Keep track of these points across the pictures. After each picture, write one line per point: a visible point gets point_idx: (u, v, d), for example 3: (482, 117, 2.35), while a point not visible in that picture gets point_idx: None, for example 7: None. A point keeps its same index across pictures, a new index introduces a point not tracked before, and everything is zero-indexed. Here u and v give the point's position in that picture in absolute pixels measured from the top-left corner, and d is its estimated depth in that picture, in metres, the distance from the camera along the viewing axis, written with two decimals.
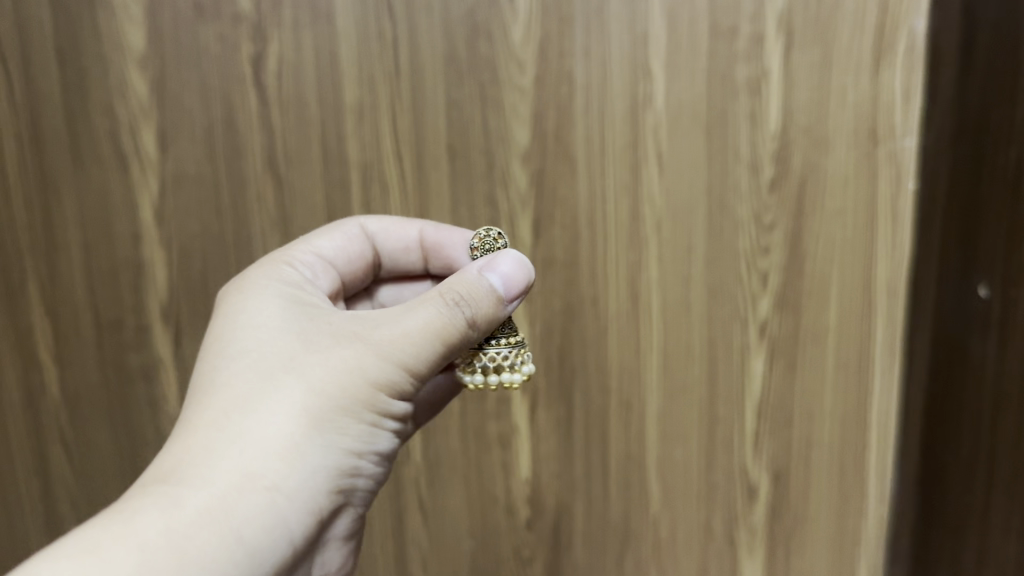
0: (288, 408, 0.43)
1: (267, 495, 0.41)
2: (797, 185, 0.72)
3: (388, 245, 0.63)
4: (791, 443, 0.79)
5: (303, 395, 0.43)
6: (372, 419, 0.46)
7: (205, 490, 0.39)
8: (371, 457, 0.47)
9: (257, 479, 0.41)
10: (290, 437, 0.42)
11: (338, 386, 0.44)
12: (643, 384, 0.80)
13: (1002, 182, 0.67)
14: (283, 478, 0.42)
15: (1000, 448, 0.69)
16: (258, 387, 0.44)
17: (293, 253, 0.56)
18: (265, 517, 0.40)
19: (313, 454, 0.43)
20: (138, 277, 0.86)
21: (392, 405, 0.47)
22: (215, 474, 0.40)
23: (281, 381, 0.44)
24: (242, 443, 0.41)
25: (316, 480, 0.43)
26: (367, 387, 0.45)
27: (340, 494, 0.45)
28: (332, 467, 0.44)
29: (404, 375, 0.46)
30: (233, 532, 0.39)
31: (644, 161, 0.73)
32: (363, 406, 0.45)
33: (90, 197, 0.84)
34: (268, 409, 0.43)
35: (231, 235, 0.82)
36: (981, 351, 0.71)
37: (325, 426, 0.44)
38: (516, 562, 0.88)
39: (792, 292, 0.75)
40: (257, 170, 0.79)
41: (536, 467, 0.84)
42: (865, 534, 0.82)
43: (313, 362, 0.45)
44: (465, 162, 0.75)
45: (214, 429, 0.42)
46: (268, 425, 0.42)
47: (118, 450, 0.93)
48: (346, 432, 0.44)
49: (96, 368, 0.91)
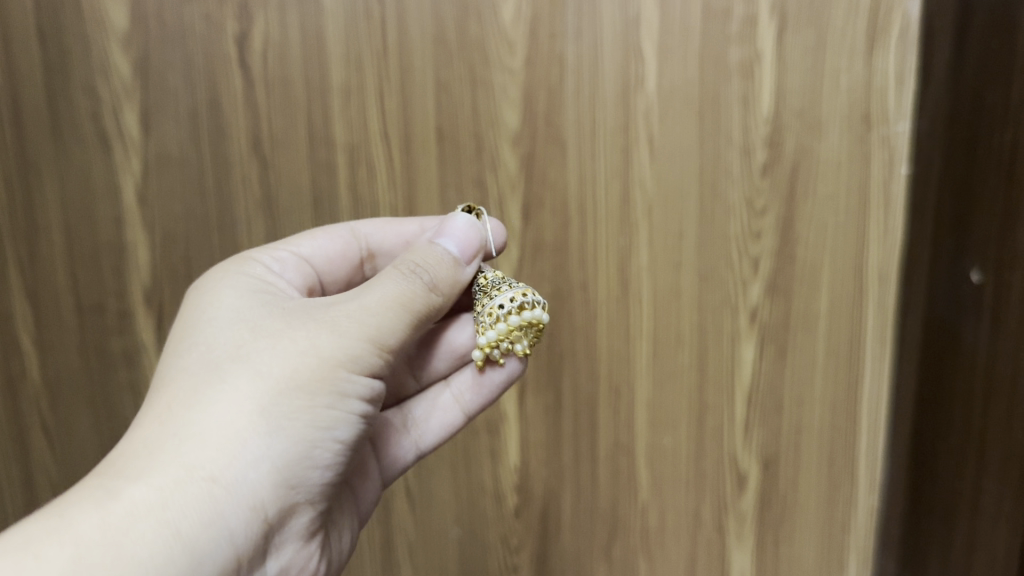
0: (235, 396, 0.43)
1: (208, 486, 0.41)
2: (789, 170, 0.71)
3: (386, 243, 0.63)
4: (781, 431, 0.78)
5: (251, 382, 0.43)
6: (335, 400, 0.45)
7: (143, 484, 0.40)
8: (340, 441, 0.46)
9: (198, 470, 0.41)
10: (236, 426, 0.42)
11: (290, 368, 0.44)
12: (633, 370, 0.79)
13: (997, 161, 0.65)
14: (227, 468, 0.41)
15: (991, 433, 0.68)
16: (209, 378, 0.44)
17: (267, 250, 0.56)
18: (205, 510, 0.40)
19: (263, 443, 0.42)
20: (120, 261, 0.85)
21: (358, 383, 0.45)
22: (156, 468, 0.40)
23: (230, 370, 0.44)
24: (186, 435, 0.41)
25: (267, 467, 0.43)
26: (323, 365, 0.44)
27: (301, 483, 0.45)
28: (287, 457, 0.43)
29: (365, 350, 0.45)
30: (168, 526, 0.39)
31: (636, 144, 0.72)
32: (321, 387, 0.44)
33: (73, 178, 0.84)
34: (216, 397, 0.43)
35: (215, 218, 0.80)
36: (973, 337, 0.70)
37: (276, 412, 0.43)
38: (504, 548, 0.88)
39: (783, 278, 0.74)
40: (242, 152, 0.78)
41: (524, 453, 0.84)
42: (855, 522, 0.80)
43: (264, 348, 0.44)
44: (454, 145, 0.74)
45: (161, 424, 0.42)
46: (213, 416, 0.42)
47: (97, 436, 0.92)
48: (304, 415, 0.44)
49: (77, 353, 0.90)
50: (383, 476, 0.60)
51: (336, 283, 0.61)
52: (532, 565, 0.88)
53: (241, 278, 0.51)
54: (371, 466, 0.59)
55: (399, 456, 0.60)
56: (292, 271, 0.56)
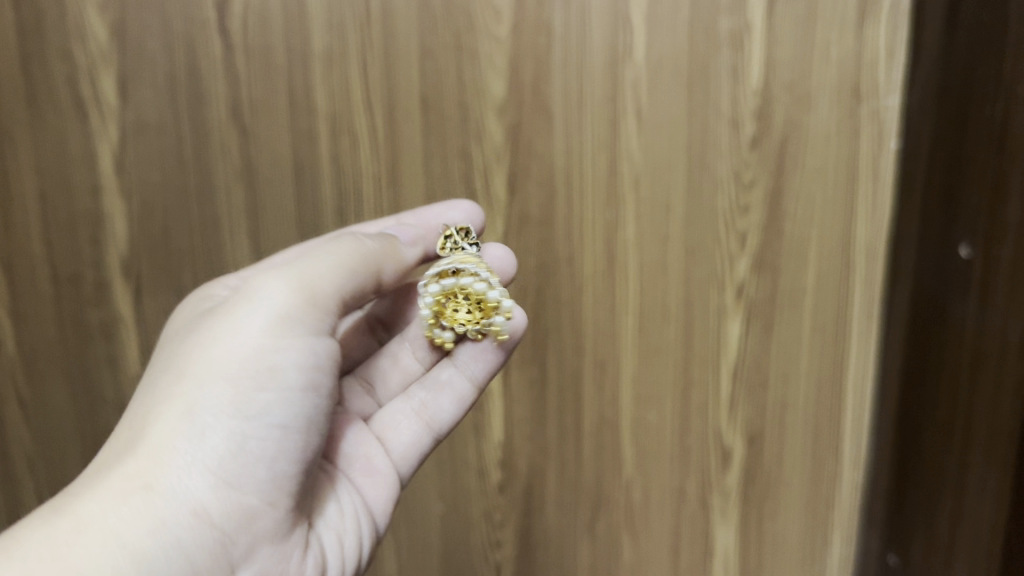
0: (167, 406, 0.45)
1: (145, 493, 0.42)
2: (778, 143, 0.70)
3: None
4: (766, 408, 0.78)
5: (181, 388, 0.45)
6: (268, 381, 0.46)
7: (88, 501, 0.41)
8: (286, 423, 0.46)
9: (135, 479, 0.42)
10: (169, 430, 0.44)
11: (216, 363, 0.46)
12: (619, 345, 0.79)
13: (988, 135, 0.63)
14: (162, 471, 0.43)
15: (977, 411, 0.67)
16: (149, 397, 0.46)
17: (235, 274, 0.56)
18: (145, 515, 0.42)
19: (195, 439, 0.44)
20: (97, 230, 0.83)
21: (289, 360, 0.47)
22: (98, 485, 0.42)
23: (165, 386, 0.46)
24: (124, 451, 0.44)
25: (206, 463, 0.44)
26: (248, 351, 0.46)
27: (252, 475, 0.45)
28: (225, 450, 0.44)
29: (289, 325, 0.47)
30: (112, 536, 0.40)
31: (623, 115, 0.71)
32: (249, 372, 0.46)
33: (48, 144, 0.82)
34: (153, 413, 0.45)
35: (193, 187, 0.79)
36: (961, 308, 0.68)
37: (208, 409, 0.45)
38: (487, 523, 0.87)
39: (770, 253, 0.73)
40: (221, 119, 0.76)
41: (508, 429, 0.83)
42: (840, 498, 0.81)
43: (196, 355, 0.47)
44: (438, 114, 0.73)
45: (107, 449, 0.45)
46: (147, 428, 0.44)
47: (73, 407, 0.91)
48: (235, 404, 0.45)
49: (53, 323, 0.88)
50: (399, 468, 0.59)
51: None
52: (515, 539, 0.87)
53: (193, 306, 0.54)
54: (377, 458, 0.58)
55: (413, 440, 0.60)
56: None
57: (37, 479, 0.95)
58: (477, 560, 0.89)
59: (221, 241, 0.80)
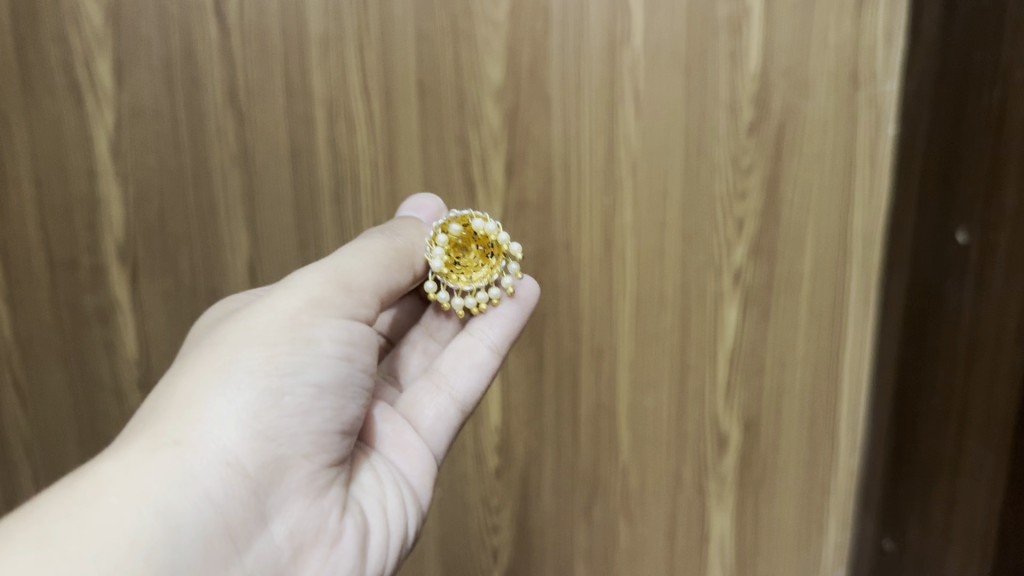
0: (199, 368, 0.45)
1: (173, 450, 0.42)
2: (775, 128, 0.70)
3: None
4: (762, 393, 0.79)
5: (212, 351, 0.45)
6: (302, 344, 0.46)
7: (114, 462, 0.41)
8: (318, 388, 0.46)
9: (162, 437, 0.42)
10: (201, 389, 0.44)
11: (249, 329, 0.46)
12: (616, 331, 0.78)
13: (984, 121, 0.63)
14: (190, 429, 0.43)
15: (972, 398, 0.67)
16: (181, 362, 0.46)
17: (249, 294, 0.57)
18: (172, 471, 0.41)
19: (226, 399, 0.44)
20: (93, 215, 0.83)
21: (324, 327, 0.47)
22: (125, 445, 0.42)
23: (197, 351, 0.46)
24: (153, 413, 0.44)
25: (235, 422, 0.43)
26: (281, 318, 0.46)
27: (281, 436, 0.45)
28: (259, 411, 0.44)
29: (324, 296, 0.48)
30: (137, 491, 0.40)
31: (621, 101, 0.71)
32: (282, 336, 0.46)
33: (41, 128, 0.81)
34: (183, 375, 0.45)
35: (189, 172, 0.78)
36: (957, 294, 0.68)
37: (240, 369, 0.44)
38: (485, 509, 0.87)
39: (767, 239, 0.74)
40: (217, 104, 0.75)
41: (505, 414, 0.83)
42: (835, 483, 0.83)
43: (228, 324, 0.47)
44: (436, 99, 0.72)
45: (138, 414, 0.45)
46: (178, 390, 0.44)
47: (71, 392, 0.91)
48: (267, 367, 0.45)
49: (49, 308, 0.88)
50: (431, 444, 0.58)
51: None
52: (512, 524, 0.87)
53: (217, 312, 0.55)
54: (407, 434, 0.57)
55: (439, 416, 0.59)
56: None
57: (34, 463, 0.95)
58: (475, 546, 0.88)
59: (217, 226, 0.80)
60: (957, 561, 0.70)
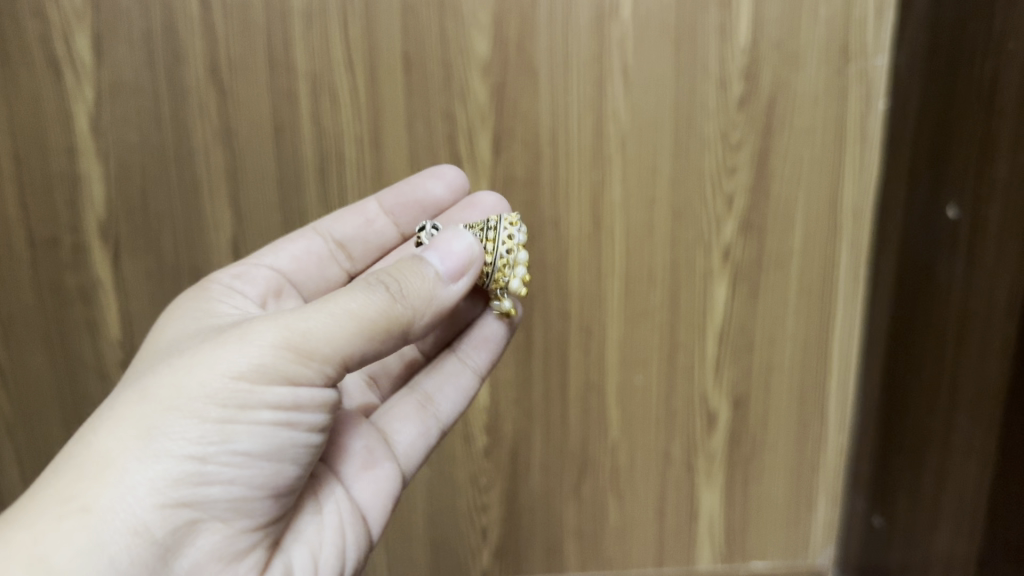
0: (126, 421, 0.40)
1: (79, 517, 0.37)
2: (765, 104, 0.71)
3: (342, 231, 0.64)
4: (751, 368, 0.81)
5: (142, 406, 0.40)
6: (232, 413, 0.40)
7: (24, 523, 0.37)
8: (252, 454, 0.41)
9: (73, 501, 0.38)
10: (120, 449, 0.39)
11: (184, 385, 0.40)
12: (605, 309, 0.78)
13: (977, 94, 0.62)
14: (101, 494, 0.38)
15: (964, 373, 0.66)
16: (114, 405, 0.41)
17: (236, 266, 0.58)
18: (75, 541, 0.37)
19: (142, 466, 0.38)
20: (73, 192, 0.75)
21: (269, 393, 0.40)
22: (38, 500, 0.38)
23: (132, 396, 0.41)
24: (71, 464, 0.39)
25: (150, 492, 0.38)
26: (220, 378, 0.40)
27: (201, 504, 0.40)
28: (176, 480, 0.39)
29: (278, 357, 0.40)
30: (36, 560, 0.36)
31: (610, 75, 0.70)
32: (213, 402, 0.40)
33: (13, 101, 0.72)
34: (109, 422, 0.40)
35: (171, 148, 0.73)
36: (949, 269, 0.68)
37: (164, 433, 0.39)
38: (473, 489, 0.84)
39: (757, 216, 0.75)
40: (198, 77, 0.70)
41: (494, 395, 0.80)
42: (824, 461, 0.86)
43: (168, 371, 0.41)
44: (421, 75, 0.70)
45: (62, 455, 0.40)
46: (99, 441, 0.39)
47: (56, 379, 0.82)
48: (194, 432, 0.39)
49: (27, 289, 0.78)
50: (402, 463, 0.55)
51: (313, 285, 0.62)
52: (502, 503, 0.85)
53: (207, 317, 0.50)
54: (380, 453, 0.53)
55: (421, 433, 0.57)
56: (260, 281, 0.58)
57: (18, 458, 0.86)
58: (465, 528, 0.86)
59: (199, 203, 0.75)
60: (946, 536, 0.70)
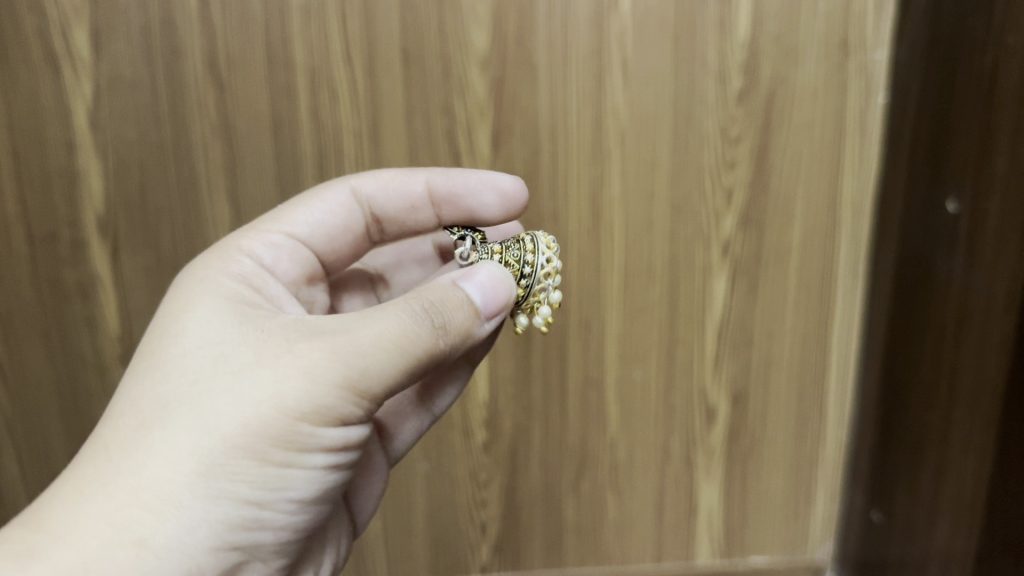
0: (179, 447, 0.37)
1: (135, 553, 0.35)
2: (764, 98, 0.71)
3: (384, 206, 0.59)
4: (750, 363, 0.81)
5: (196, 432, 0.38)
6: (287, 456, 0.39)
7: (66, 548, 0.35)
8: (296, 489, 0.41)
9: (126, 533, 0.36)
10: (178, 484, 0.37)
11: (244, 419, 0.38)
12: (604, 304, 0.78)
13: (976, 89, 0.62)
14: (158, 530, 0.36)
15: (963, 367, 0.67)
16: (157, 420, 0.38)
17: (262, 231, 0.53)
18: None
19: (200, 504, 0.37)
20: (72, 187, 0.75)
21: (324, 434, 0.40)
22: (81, 525, 0.36)
23: (178, 412, 0.38)
24: (117, 487, 0.37)
25: (206, 530, 0.38)
26: (282, 417, 0.38)
27: (245, 539, 0.40)
28: (226, 514, 0.38)
29: (338, 399, 0.39)
30: None
31: (609, 69, 0.70)
32: (273, 443, 0.38)
33: (10, 96, 0.71)
34: (160, 446, 0.37)
35: (169, 143, 0.73)
36: (948, 264, 0.68)
37: (223, 473, 0.38)
38: (472, 484, 0.84)
39: (756, 210, 0.75)
40: (196, 72, 0.70)
41: (493, 390, 0.80)
42: (823, 455, 0.86)
43: (218, 391, 0.39)
44: (420, 69, 0.70)
45: (96, 465, 0.37)
46: (149, 468, 0.37)
47: (55, 375, 0.82)
48: (251, 471, 0.38)
49: (26, 285, 0.78)
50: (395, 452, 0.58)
51: (339, 255, 0.59)
52: (502, 498, 0.85)
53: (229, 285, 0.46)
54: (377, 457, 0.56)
55: (414, 426, 0.59)
56: (288, 257, 0.54)
57: (17, 454, 0.85)
58: (464, 523, 0.86)
59: (199, 198, 0.75)
60: (944, 531, 0.70)
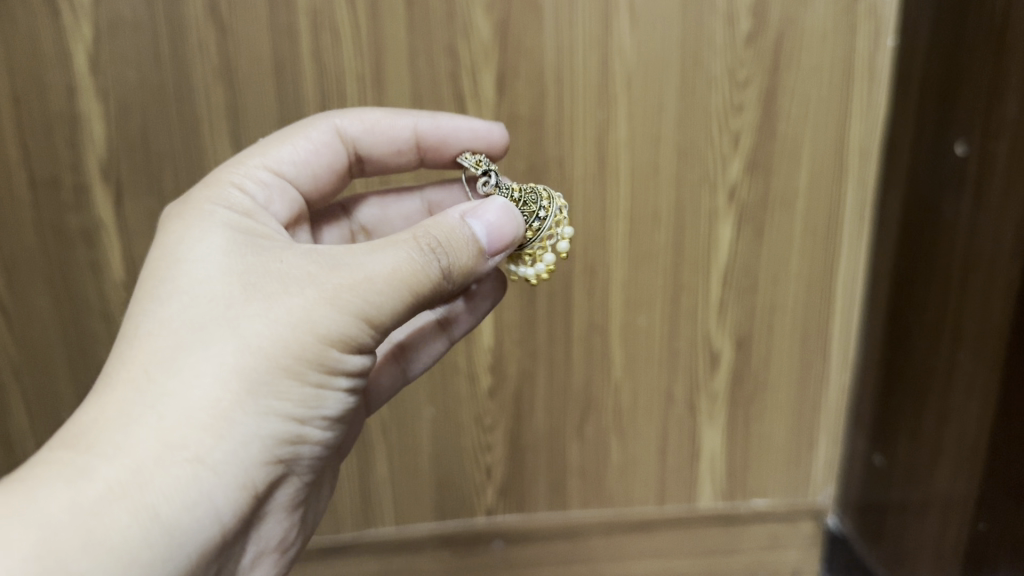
0: (220, 367, 0.39)
1: (190, 468, 0.37)
2: (773, 39, 0.70)
3: (370, 146, 0.60)
4: (754, 308, 0.81)
5: (236, 353, 0.39)
6: (319, 378, 0.42)
7: (126, 464, 0.36)
8: (322, 409, 0.43)
9: (180, 450, 0.37)
10: (225, 404, 0.39)
11: (280, 341, 0.40)
12: (609, 250, 0.77)
13: (986, 28, 0.61)
14: (211, 449, 0.38)
15: (966, 310, 0.67)
16: (192, 340, 0.39)
17: (249, 170, 0.52)
18: (189, 492, 0.37)
19: (246, 422, 0.39)
20: (73, 132, 0.74)
21: (347, 359, 0.42)
22: (133, 441, 0.36)
23: (214, 332, 0.39)
24: (163, 405, 0.38)
25: (250, 448, 0.40)
26: (314, 341, 0.40)
27: (280, 456, 0.42)
28: (267, 432, 0.40)
29: (360, 325, 0.42)
30: (147, 510, 0.36)
31: (616, 11, 0.69)
32: (308, 365, 0.41)
33: (8, 39, 0.70)
34: (203, 368, 0.39)
35: (171, 87, 0.72)
36: (954, 208, 0.67)
37: (265, 394, 0.40)
38: (477, 429, 0.85)
39: (763, 154, 0.74)
40: (197, 14, 0.69)
41: (498, 336, 0.80)
42: (825, 399, 0.87)
43: (250, 314, 0.40)
44: (423, 11, 0.69)
45: (135, 384, 0.38)
46: (193, 388, 0.38)
47: (60, 321, 0.82)
48: (288, 392, 0.40)
49: (28, 231, 0.78)
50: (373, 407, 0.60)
51: (320, 190, 0.58)
52: (506, 441, 0.86)
53: (223, 212, 0.46)
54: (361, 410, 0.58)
55: (393, 383, 0.61)
56: (277, 198, 0.53)
57: (25, 400, 0.86)
58: (470, 466, 0.87)
59: (201, 143, 0.74)
60: (946, 473, 0.71)
